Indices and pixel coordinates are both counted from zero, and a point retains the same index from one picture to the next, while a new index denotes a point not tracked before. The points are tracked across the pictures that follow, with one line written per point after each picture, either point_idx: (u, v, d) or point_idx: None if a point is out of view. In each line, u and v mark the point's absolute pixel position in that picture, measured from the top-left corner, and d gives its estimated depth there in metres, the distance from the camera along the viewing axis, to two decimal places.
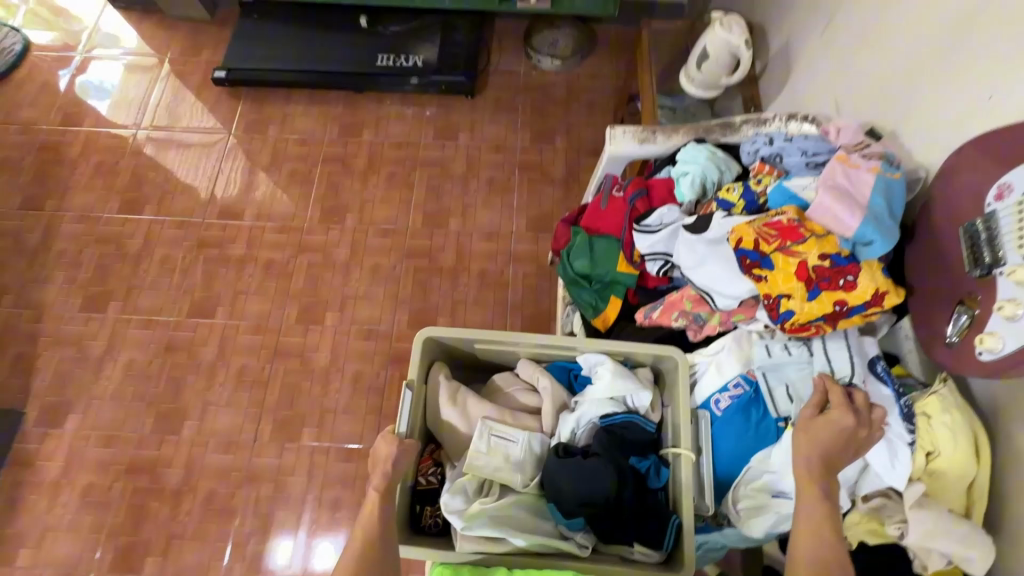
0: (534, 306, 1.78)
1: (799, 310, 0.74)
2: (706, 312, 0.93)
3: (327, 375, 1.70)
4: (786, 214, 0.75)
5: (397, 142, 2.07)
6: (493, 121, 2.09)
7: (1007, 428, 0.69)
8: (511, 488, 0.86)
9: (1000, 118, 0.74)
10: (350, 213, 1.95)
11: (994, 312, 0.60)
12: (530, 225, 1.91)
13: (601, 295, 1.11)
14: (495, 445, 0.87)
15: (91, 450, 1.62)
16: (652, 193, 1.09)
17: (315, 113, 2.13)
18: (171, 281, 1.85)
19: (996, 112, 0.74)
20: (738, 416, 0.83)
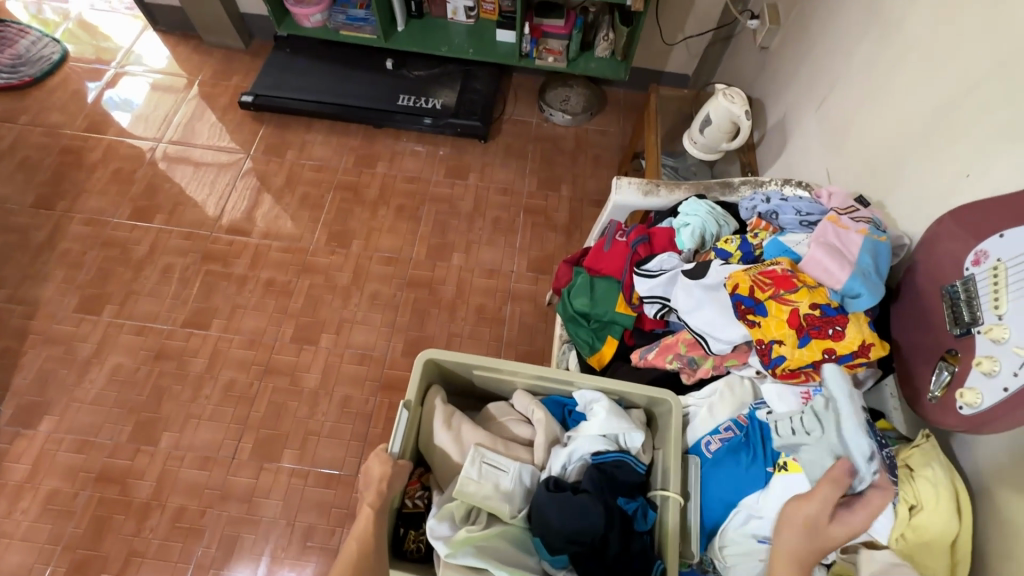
0: (529, 344, 1.80)
1: (791, 356, 0.77)
2: (700, 356, 0.96)
3: (315, 397, 1.69)
4: (780, 265, 0.80)
5: (410, 176, 2.15)
6: (503, 166, 2.19)
7: (986, 486, 0.71)
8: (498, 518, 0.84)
9: (977, 194, 0.82)
10: (356, 239, 1.99)
11: (973, 367, 0.64)
12: (530, 266, 1.96)
13: (598, 334, 1.16)
14: (485, 473, 0.85)
15: (62, 454, 1.57)
16: (653, 241, 1.13)
17: (333, 142, 2.22)
18: (170, 290, 1.85)
19: (974, 189, 0.82)
20: (728, 459, 0.82)
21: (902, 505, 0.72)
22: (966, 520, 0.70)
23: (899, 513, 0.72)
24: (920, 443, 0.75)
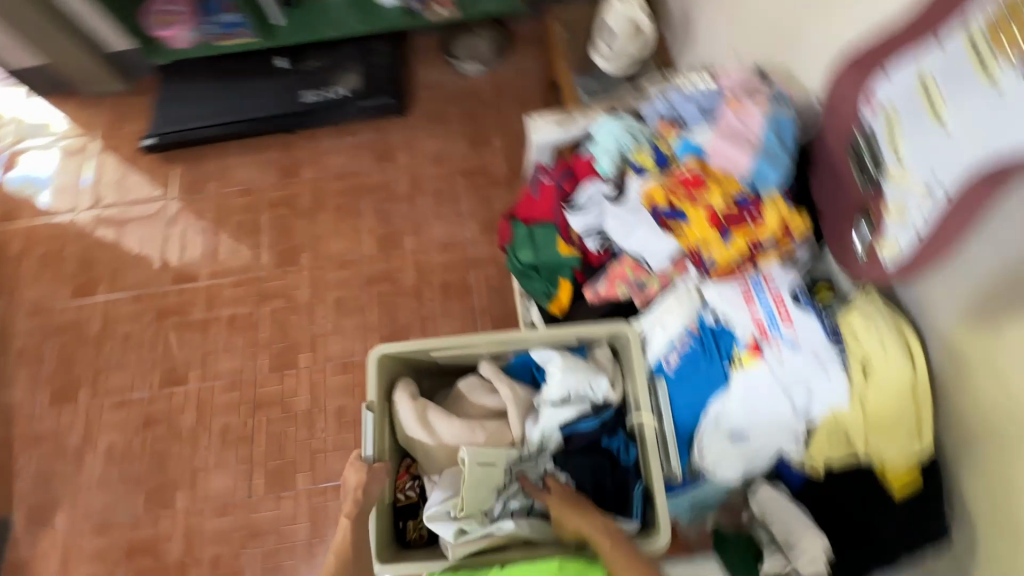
0: (502, 306, 1.79)
1: (720, 256, 0.82)
2: (646, 277, 0.95)
3: (310, 417, 1.69)
4: (688, 169, 0.85)
5: (339, 174, 2.07)
6: (429, 135, 2.11)
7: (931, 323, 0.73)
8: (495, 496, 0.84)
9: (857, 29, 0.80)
10: (305, 252, 1.94)
11: (888, 219, 0.63)
12: (483, 228, 1.92)
13: (551, 280, 1.12)
14: (478, 476, 0.82)
15: (87, 541, 1.59)
16: (578, 173, 1.10)
17: (251, 161, 2.12)
18: (138, 356, 1.82)
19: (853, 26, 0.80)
20: (690, 367, 0.84)
21: (852, 368, 0.75)
22: (918, 361, 0.72)
23: (855, 377, 0.75)
24: (851, 304, 0.78)
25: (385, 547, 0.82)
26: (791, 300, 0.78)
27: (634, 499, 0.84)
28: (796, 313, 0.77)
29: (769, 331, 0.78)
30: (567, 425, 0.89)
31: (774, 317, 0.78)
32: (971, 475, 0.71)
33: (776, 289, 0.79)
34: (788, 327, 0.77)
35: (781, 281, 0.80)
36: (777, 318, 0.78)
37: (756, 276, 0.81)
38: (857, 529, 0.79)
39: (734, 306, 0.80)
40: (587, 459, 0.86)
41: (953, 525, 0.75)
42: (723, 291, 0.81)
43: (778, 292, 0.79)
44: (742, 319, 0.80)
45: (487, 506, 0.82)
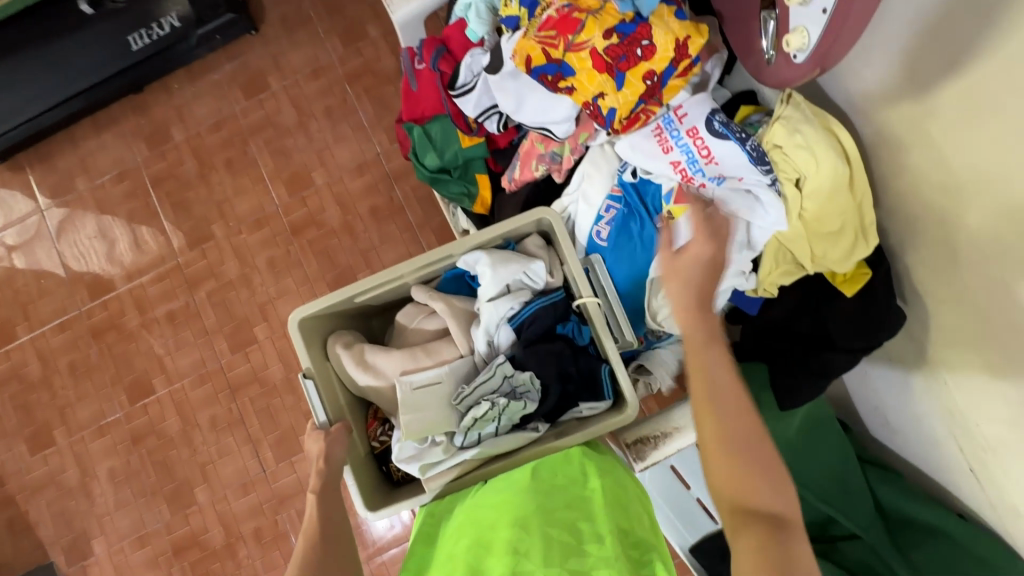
0: (439, 214, 1.68)
1: (620, 104, 0.70)
2: (558, 146, 0.84)
3: (291, 383, 1.67)
4: (553, 8, 0.70)
5: (213, 123, 1.80)
6: (294, 45, 1.79)
7: (865, 110, 0.66)
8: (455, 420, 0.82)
9: None
10: (214, 222, 1.76)
11: (790, 5, 0.52)
12: (391, 136, 1.72)
13: (467, 179, 1.00)
14: (424, 402, 0.82)
15: (132, 556, 1.65)
16: (452, 46, 0.94)
17: (111, 140, 1.83)
18: (94, 382, 1.74)
19: None
20: (622, 235, 0.78)
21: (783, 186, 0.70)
22: (851, 158, 0.65)
23: (788, 192, 0.69)
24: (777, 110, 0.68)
25: (374, 494, 0.84)
26: (707, 128, 0.70)
27: (602, 382, 0.82)
28: (716, 142, 0.69)
29: (693, 175, 0.72)
30: (513, 318, 0.84)
31: (695, 158, 0.71)
32: (916, 258, 0.69)
33: (691, 124, 0.71)
34: (711, 164, 0.70)
35: (693, 112, 0.71)
36: (697, 157, 0.71)
37: (667, 116, 0.72)
38: (813, 335, 0.80)
39: (652, 158, 0.73)
40: (546, 349, 0.82)
41: (908, 309, 0.74)
42: (636, 145, 0.74)
43: (692, 127, 0.71)
44: (664, 171, 0.73)
45: (449, 430, 0.81)
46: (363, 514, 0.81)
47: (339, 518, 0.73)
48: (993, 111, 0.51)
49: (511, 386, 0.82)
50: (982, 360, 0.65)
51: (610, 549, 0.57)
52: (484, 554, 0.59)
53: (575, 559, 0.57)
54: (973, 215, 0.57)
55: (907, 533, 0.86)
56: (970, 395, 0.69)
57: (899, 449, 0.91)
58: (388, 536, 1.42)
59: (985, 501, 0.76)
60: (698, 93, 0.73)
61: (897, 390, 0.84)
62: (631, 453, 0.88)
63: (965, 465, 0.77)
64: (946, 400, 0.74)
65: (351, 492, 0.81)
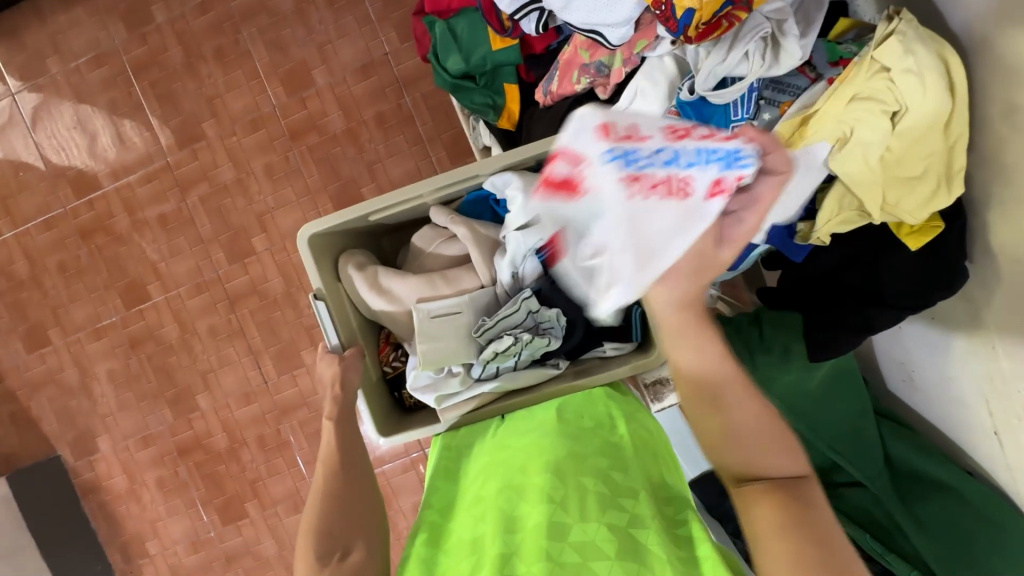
0: (451, 127, 1.55)
1: (699, 5, 0.57)
2: (607, 56, 0.74)
3: (292, 297, 1.62)
4: None
5: (199, 4, 1.59)
6: None
7: (983, 37, 0.56)
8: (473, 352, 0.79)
9: None
10: (205, 120, 1.61)
11: None
12: (401, 34, 1.54)
13: (493, 88, 0.89)
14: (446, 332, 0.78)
15: (138, 454, 1.69)
16: None
17: (83, 16, 1.62)
18: (87, 284, 1.68)
19: None
20: None
21: (866, 120, 0.59)
22: (956, 87, 0.56)
23: (868, 126, 0.59)
24: (883, 29, 0.58)
25: (387, 420, 0.82)
26: (677, 121, 0.46)
27: (633, 321, 0.79)
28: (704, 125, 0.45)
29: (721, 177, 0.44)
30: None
31: (711, 151, 0.43)
32: (999, 214, 0.62)
33: (660, 132, 0.45)
34: (734, 139, 0.45)
35: (647, 123, 0.44)
36: (715, 152, 0.45)
37: (629, 146, 0.42)
38: (863, 289, 0.75)
39: (677, 220, 0.44)
40: None
41: (972, 269, 0.69)
42: (636, 227, 0.42)
43: (669, 128, 0.44)
44: (698, 217, 0.44)
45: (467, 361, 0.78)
46: (375, 438, 0.80)
47: (356, 447, 0.71)
48: None
49: (535, 321, 0.77)
50: None
51: (646, 506, 0.55)
52: (517, 498, 0.57)
53: (612, 512, 0.54)
54: None
55: (914, 486, 0.87)
56: (1020, 365, 0.66)
57: (920, 407, 0.90)
58: (388, 450, 1.46)
59: (1003, 463, 0.76)
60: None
61: (933, 350, 0.81)
62: (648, 394, 0.86)
63: (991, 429, 0.76)
64: (988, 364, 0.71)
65: (363, 416, 0.80)
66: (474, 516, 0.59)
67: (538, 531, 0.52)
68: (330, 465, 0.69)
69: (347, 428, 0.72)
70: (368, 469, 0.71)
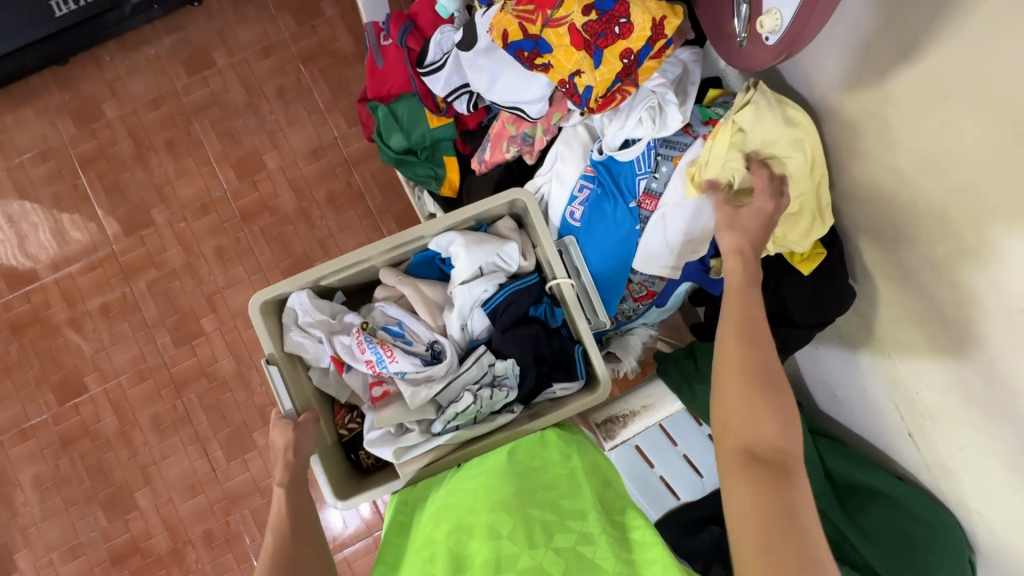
0: (400, 201, 1.64)
1: (596, 82, 0.69)
2: (530, 128, 0.84)
3: (242, 377, 1.58)
4: None
5: (151, 100, 1.67)
6: (243, 20, 1.69)
7: (823, 96, 0.70)
8: (432, 417, 0.82)
9: None
10: (154, 207, 1.63)
11: (761, 30, 0.56)
12: (349, 120, 1.66)
13: (434, 161, 0.98)
14: (393, 393, 0.84)
15: (63, 568, 1.52)
16: (421, 24, 0.93)
17: (31, 114, 1.66)
18: (15, 382, 1.58)
19: None
20: (595, 216, 0.81)
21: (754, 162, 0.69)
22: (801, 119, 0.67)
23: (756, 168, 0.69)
24: (742, 97, 0.70)
25: (344, 482, 0.81)
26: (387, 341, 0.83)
27: (576, 360, 0.85)
28: (398, 362, 0.82)
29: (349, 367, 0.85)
30: (486, 303, 0.85)
31: (376, 362, 0.82)
32: (867, 238, 0.74)
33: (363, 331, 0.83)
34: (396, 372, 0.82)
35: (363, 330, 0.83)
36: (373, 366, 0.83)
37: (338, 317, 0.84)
38: (775, 313, 0.84)
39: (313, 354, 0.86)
40: (524, 332, 0.83)
41: (857, 286, 0.80)
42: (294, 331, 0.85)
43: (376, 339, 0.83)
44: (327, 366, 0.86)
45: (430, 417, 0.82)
46: (330, 503, 0.78)
47: (309, 513, 0.70)
48: (949, 97, 0.54)
49: (493, 376, 0.83)
50: (928, 336, 0.70)
51: (594, 523, 0.61)
52: (466, 537, 0.61)
53: (559, 535, 0.60)
54: (921, 198, 0.62)
55: (853, 498, 0.92)
56: (916, 369, 0.75)
57: (847, 421, 0.98)
58: (348, 531, 1.38)
59: (922, 462, 0.83)
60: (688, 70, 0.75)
61: (846, 365, 0.90)
62: (601, 433, 0.92)
63: (904, 431, 0.84)
64: (890, 373, 0.80)
65: (319, 481, 0.78)
66: (424, 558, 0.61)
67: (487, 568, 0.57)
68: (281, 536, 0.67)
69: (298, 495, 0.71)
70: (320, 537, 0.69)
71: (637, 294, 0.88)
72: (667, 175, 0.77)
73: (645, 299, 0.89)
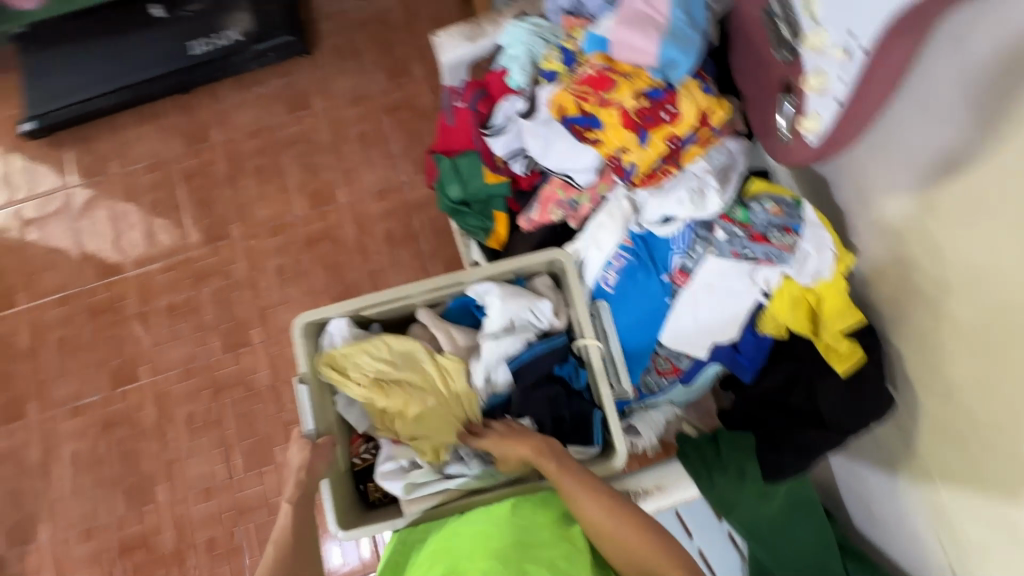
0: (452, 247, 1.72)
1: (641, 160, 0.74)
2: (576, 195, 0.88)
3: (275, 391, 1.65)
4: (592, 66, 0.76)
5: (251, 131, 1.88)
6: (342, 72, 1.90)
7: (867, 196, 0.70)
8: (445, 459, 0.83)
9: None
10: (233, 223, 1.80)
11: (803, 132, 0.59)
12: (418, 167, 1.79)
13: (485, 215, 1.05)
14: None
15: (76, 548, 1.58)
16: (491, 91, 0.99)
17: (151, 131, 1.90)
18: (80, 361, 1.72)
19: None
20: (629, 285, 0.83)
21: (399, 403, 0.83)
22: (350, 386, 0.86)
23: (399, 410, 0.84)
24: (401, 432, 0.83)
25: (350, 512, 0.83)
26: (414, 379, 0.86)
27: (593, 426, 0.83)
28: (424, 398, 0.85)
29: None
30: (513, 360, 0.85)
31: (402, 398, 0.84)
32: (909, 345, 0.71)
33: None
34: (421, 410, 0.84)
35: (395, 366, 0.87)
36: None
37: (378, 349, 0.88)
38: (805, 410, 0.81)
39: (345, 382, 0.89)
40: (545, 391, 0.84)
41: (897, 394, 0.76)
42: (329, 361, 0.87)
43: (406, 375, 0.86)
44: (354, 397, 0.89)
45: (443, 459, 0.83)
46: (332, 530, 0.79)
47: None
48: (991, 215, 0.53)
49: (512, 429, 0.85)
50: (972, 464, 0.65)
51: None
52: None
53: None
54: (964, 313, 0.60)
55: None
56: (958, 496, 0.68)
57: (883, 543, 0.90)
58: (346, 568, 1.36)
59: None
60: (738, 153, 0.77)
61: (884, 481, 0.84)
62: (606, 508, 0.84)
63: (947, 568, 0.75)
64: (931, 496, 0.74)
65: (324, 507, 0.79)
66: None
67: None
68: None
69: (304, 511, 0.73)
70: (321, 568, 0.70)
71: (662, 367, 0.88)
72: (700, 255, 0.78)
73: (669, 374, 0.89)
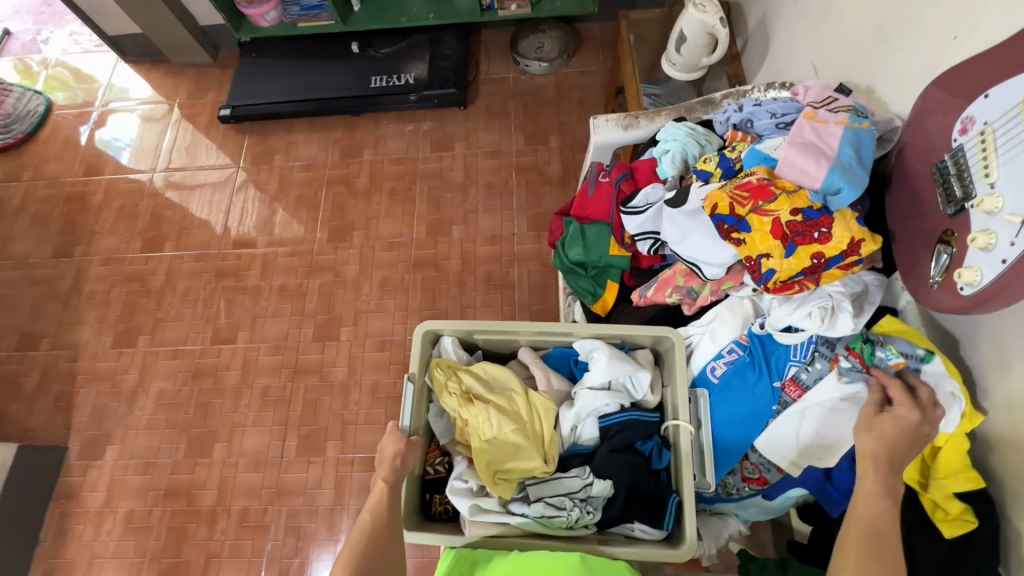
0: (542, 303, 1.80)
1: (780, 268, 0.78)
2: (698, 285, 0.93)
3: (346, 388, 1.75)
4: (755, 175, 0.82)
5: (397, 158, 2.13)
6: (487, 128, 2.13)
7: (1003, 362, 0.70)
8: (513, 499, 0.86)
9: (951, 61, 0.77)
10: (357, 230, 2.00)
11: (957, 280, 0.62)
12: (531, 225, 1.93)
13: (598, 280, 1.12)
14: None
15: (130, 478, 1.70)
16: (637, 175, 1.09)
17: (316, 139, 2.20)
18: (194, 312, 1.93)
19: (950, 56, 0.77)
20: (733, 381, 0.86)
21: (479, 419, 0.88)
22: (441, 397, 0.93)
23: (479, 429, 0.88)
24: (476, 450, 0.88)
25: (413, 516, 0.86)
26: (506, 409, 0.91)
27: (667, 511, 0.84)
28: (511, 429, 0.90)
29: None
30: (604, 417, 0.90)
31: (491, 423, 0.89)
32: None
33: None
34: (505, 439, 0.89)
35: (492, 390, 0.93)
36: None
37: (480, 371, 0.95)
38: None
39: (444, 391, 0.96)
40: (628, 459, 0.86)
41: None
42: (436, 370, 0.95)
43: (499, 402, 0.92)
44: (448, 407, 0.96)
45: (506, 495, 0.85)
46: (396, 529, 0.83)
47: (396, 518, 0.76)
48: None
49: (586, 493, 0.84)
50: None
51: None
52: None
53: None
54: None
55: None
56: None
57: None
58: None
59: None
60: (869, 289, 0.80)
61: None
62: None
63: None
64: None
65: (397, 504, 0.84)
66: None
67: None
68: (363, 537, 0.72)
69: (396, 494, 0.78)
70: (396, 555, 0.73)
71: (749, 474, 0.87)
72: (819, 371, 0.80)
73: (754, 483, 0.88)
